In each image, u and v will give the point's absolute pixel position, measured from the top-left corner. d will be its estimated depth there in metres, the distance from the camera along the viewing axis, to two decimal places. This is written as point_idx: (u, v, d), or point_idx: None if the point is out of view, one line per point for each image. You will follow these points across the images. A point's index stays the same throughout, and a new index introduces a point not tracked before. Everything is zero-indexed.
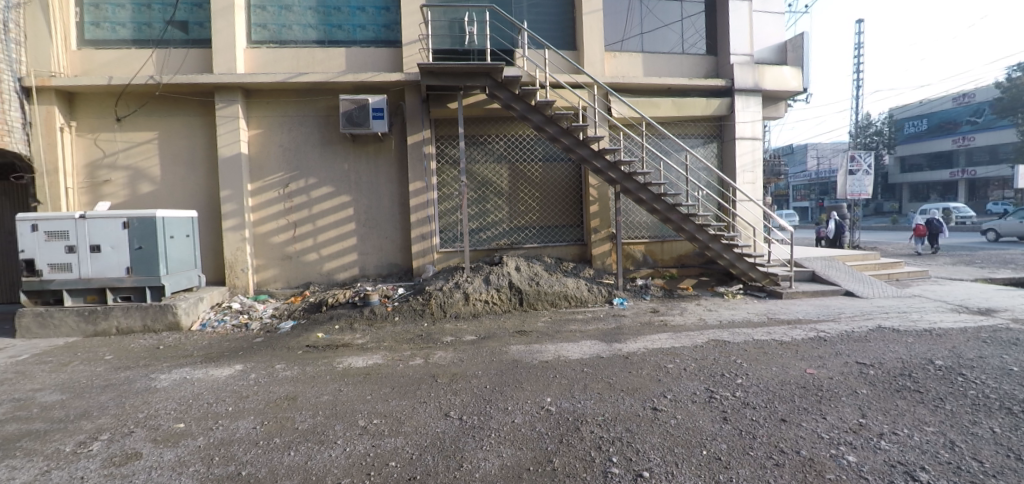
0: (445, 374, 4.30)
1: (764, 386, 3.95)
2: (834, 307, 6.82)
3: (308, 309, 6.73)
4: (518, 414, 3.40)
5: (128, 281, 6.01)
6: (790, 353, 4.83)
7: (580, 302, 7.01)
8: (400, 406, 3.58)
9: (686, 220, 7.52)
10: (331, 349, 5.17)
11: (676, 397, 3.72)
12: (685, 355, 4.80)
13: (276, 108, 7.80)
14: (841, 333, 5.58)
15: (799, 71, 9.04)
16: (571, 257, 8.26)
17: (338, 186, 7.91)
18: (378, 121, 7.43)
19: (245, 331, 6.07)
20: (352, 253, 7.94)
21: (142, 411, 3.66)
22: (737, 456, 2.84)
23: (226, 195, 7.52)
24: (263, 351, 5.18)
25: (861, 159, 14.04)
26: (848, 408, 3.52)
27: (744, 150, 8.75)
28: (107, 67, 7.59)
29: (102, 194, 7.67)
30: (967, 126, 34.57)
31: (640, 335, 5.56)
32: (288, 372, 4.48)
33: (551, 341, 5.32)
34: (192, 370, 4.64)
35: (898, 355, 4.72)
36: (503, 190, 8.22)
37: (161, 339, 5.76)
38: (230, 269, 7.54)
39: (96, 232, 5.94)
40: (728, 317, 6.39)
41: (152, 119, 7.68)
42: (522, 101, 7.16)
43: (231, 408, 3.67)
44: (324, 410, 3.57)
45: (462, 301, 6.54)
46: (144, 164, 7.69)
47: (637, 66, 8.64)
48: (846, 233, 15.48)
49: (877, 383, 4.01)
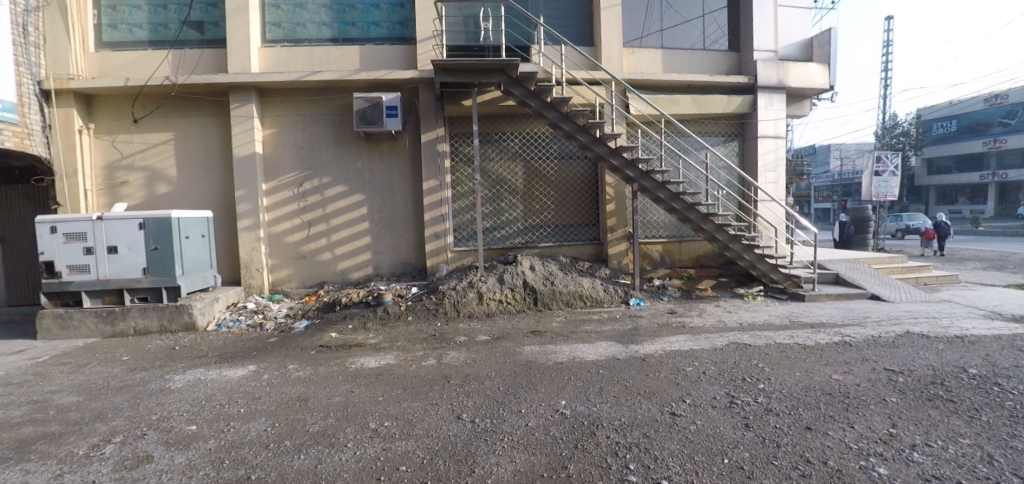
0: (458, 375, 4.24)
1: (787, 392, 3.79)
2: (860, 311, 6.59)
3: (322, 309, 6.74)
4: (532, 418, 3.32)
5: (145, 282, 6.10)
6: (814, 358, 4.65)
7: (596, 302, 6.89)
8: (412, 409, 3.52)
9: (705, 220, 7.33)
10: (344, 349, 5.15)
11: (696, 402, 3.59)
12: (705, 358, 4.65)
13: (291, 107, 7.83)
14: (868, 337, 5.36)
15: (825, 68, 8.74)
16: (587, 256, 8.14)
17: (352, 185, 7.91)
18: (391, 119, 7.41)
19: (260, 331, 6.09)
20: (366, 252, 7.94)
21: (155, 413, 3.68)
22: (760, 466, 2.71)
23: (241, 195, 7.58)
24: (277, 351, 5.18)
25: (888, 160, 13.61)
26: (877, 417, 3.35)
27: (766, 148, 8.53)
28: (124, 68, 7.70)
29: (120, 196, 7.80)
30: (999, 127, 33.19)
31: (658, 337, 5.43)
32: (300, 372, 4.47)
33: (566, 342, 5.22)
34: (206, 371, 4.67)
35: (929, 362, 4.51)
36: (518, 188, 8.13)
37: (177, 339, 5.82)
38: (245, 269, 7.60)
39: (113, 233, 6.03)
40: (748, 319, 6.21)
41: (168, 120, 7.78)
42: (538, 97, 7.05)
43: (243, 409, 3.67)
44: (336, 413, 3.52)
45: (476, 301, 6.48)
46: (161, 165, 7.80)
47: (656, 61, 8.44)
48: (871, 235, 15.09)
49: (907, 391, 3.82)
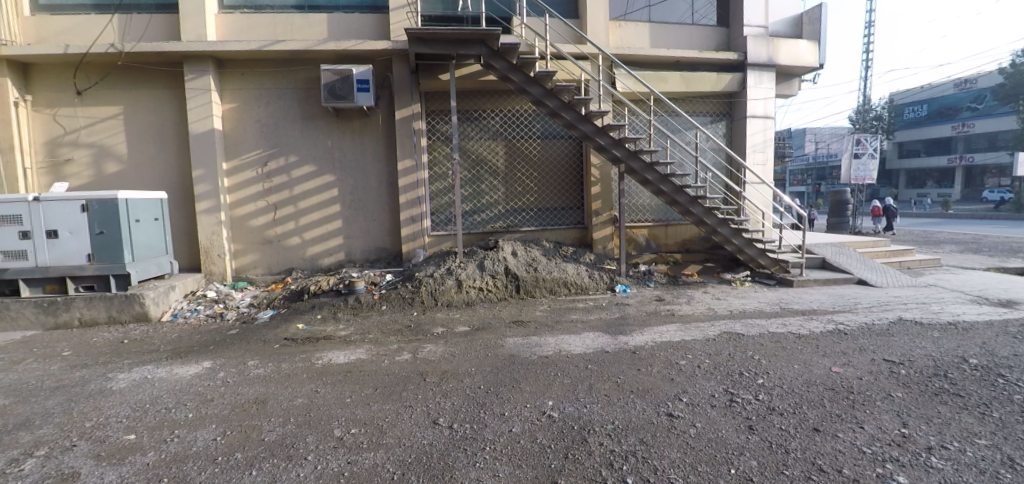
0: (435, 371, 3.89)
1: (789, 388, 3.56)
2: (849, 297, 6.45)
3: (289, 298, 6.27)
4: (517, 422, 3.01)
5: (90, 270, 5.54)
6: (810, 349, 4.45)
7: (581, 289, 6.61)
8: (382, 412, 3.17)
9: (694, 203, 7.05)
10: (311, 342, 4.74)
11: (693, 401, 3.33)
12: (697, 350, 4.41)
13: (252, 80, 7.22)
14: (862, 325, 5.22)
15: (816, 46, 8.49)
16: (571, 241, 7.82)
17: (321, 165, 7.38)
18: (363, 93, 6.88)
19: (219, 322, 5.61)
20: (337, 237, 7.47)
21: (90, 420, 3.26)
22: (771, 477, 2.44)
23: (199, 175, 6.99)
24: (236, 345, 4.75)
25: (867, 143, 13.57)
26: (885, 415, 3.12)
27: (755, 129, 8.31)
28: (63, 34, 6.95)
29: (64, 175, 7.12)
30: (967, 112, 34.04)
31: (647, 326, 5.17)
32: (260, 370, 4.05)
33: (551, 333, 4.92)
34: (154, 369, 4.20)
35: (927, 352, 4.34)
36: (499, 169, 7.73)
37: (126, 332, 5.31)
38: (205, 254, 7.05)
39: (53, 217, 5.44)
40: (738, 306, 6.02)
41: (116, 92, 7.09)
42: (521, 71, 6.63)
43: (191, 415, 3.27)
44: (296, 418, 3.14)
45: (454, 289, 6.12)
46: (109, 141, 7.12)
47: (643, 36, 8.08)
48: (849, 218, 15.21)
49: (911, 384, 3.62)
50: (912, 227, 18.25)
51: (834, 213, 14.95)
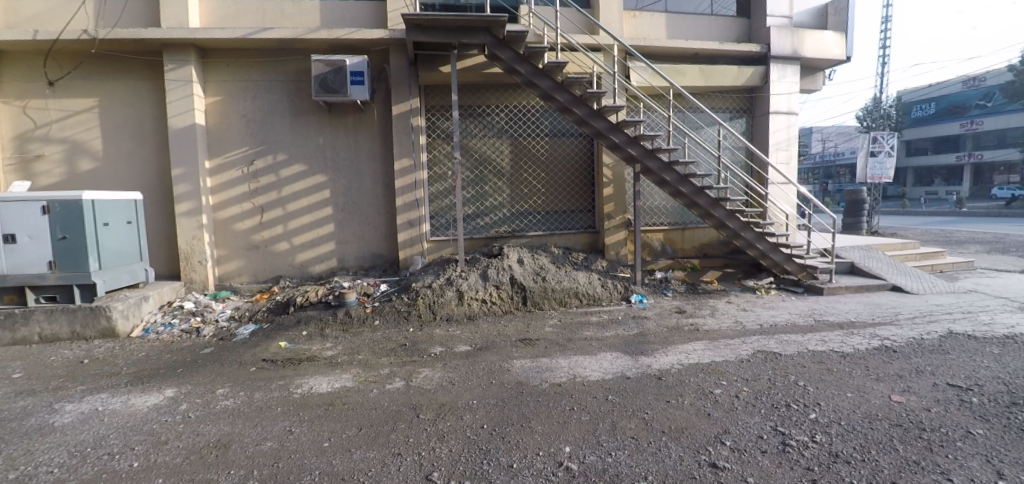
0: (431, 404, 3.34)
1: (849, 424, 3.06)
2: (888, 307, 5.88)
3: (274, 310, 5.73)
4: (525, 478, 2.44)
5: (51, 279, 5.00)
6: (860, 372, 3.91)
7: (593, 300, 6.06)
8: (365, 462, 2.62)
9: (715, 206, 6.48)
10: (292, 364, 4.20)
11: (738, 445, 2.80)
12: (732, 375, 3.87)
13: (237, 72, 6.69)
14: (911, 341, 4.65)
15: (843, 37, 7.89)
16: (581, 247, 7.26)
17: (312, 163, 6.85)
18: (357, 86, 6.34)
19: (195, 339, 5.08)
20: (329, 242, 6.93)
21: (15, 469, 2.65)
22: None
23: (179, 174, 6.47)
24: (207, 368, 4.20)
25: (885, 141, 12.93)
26: (974, 462, 2.60)
27: (778, 126, 7.74)
28: (34, 20, 6.42)
29: (34, 173, 6.59)
30: (975, 110, 33.17)
31: (671, 345, 4.60)
32: (229, 401, 3.50)
33: (563, 353, 4.36)
34: (109, 398, 3.61)
35: (996, 374, 3.81)
36: (504, 170, 7.18)
37: (90, 350, 4.75)
38: (185, 261, 6.53)
39: (10, 220, 4.91)
40: (768, 320, 5.44)
41: (91, 83, 6.57)
42: (528, 62, 6.08)
43: (136, 464, 2.67)
44: (261, 470, 2.58)
45: (455, 301, 5.59)
46: (83, 136, 6.60)
47: (659, 27, 7.51)
48: (866, 219, 14.49)
49: (991, 418, 3.11)
50: (927, 226, 17.48)
51: (850, 213, 14.23)
